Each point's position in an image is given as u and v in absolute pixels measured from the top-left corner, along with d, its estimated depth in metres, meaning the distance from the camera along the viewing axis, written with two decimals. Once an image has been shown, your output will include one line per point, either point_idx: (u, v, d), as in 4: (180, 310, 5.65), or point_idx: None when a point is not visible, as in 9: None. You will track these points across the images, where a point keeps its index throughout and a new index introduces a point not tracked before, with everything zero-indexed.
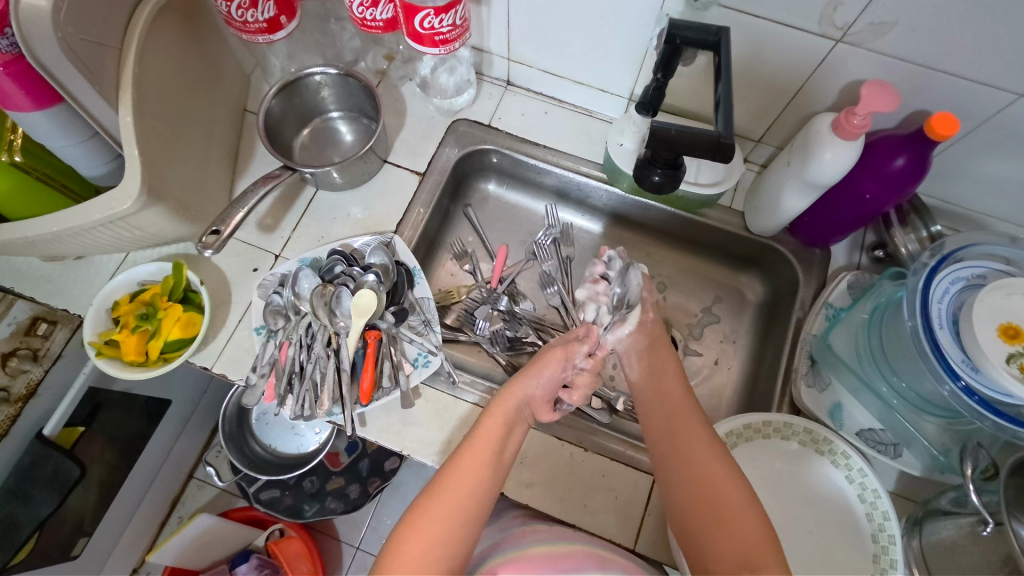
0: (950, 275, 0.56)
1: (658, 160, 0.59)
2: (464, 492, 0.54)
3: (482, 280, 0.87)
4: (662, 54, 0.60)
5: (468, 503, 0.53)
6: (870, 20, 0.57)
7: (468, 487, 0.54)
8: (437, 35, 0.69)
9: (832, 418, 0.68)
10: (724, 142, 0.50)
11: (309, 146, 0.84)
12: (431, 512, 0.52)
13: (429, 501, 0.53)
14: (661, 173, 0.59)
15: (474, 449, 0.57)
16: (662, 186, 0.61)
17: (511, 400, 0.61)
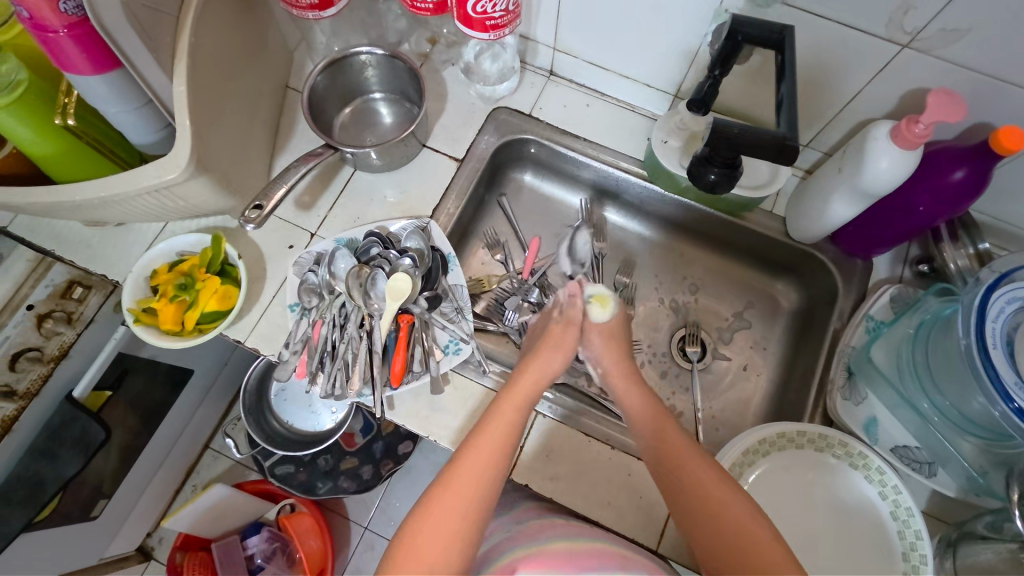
0: (1006, 294, 0.54)
1: (716, 159, 0.58)
2: (479, 478, 0.51)
3: (513, 271, 0.87)
4: (721, 50, 0.59)
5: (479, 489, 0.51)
6: (942, 26, 0.55)
7: (479, 471, 0.52)
8: (489, 20, 0.69)
9: (866, 431, 0.67)
10: (789, 144, 0.49)
11: (348, 127, 0.84)
12: (445, 499, 0.50)
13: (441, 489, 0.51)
14: (718, 172, 0.58)
15: (486, 433, 0.55)
16: (717, 186, 0.60)
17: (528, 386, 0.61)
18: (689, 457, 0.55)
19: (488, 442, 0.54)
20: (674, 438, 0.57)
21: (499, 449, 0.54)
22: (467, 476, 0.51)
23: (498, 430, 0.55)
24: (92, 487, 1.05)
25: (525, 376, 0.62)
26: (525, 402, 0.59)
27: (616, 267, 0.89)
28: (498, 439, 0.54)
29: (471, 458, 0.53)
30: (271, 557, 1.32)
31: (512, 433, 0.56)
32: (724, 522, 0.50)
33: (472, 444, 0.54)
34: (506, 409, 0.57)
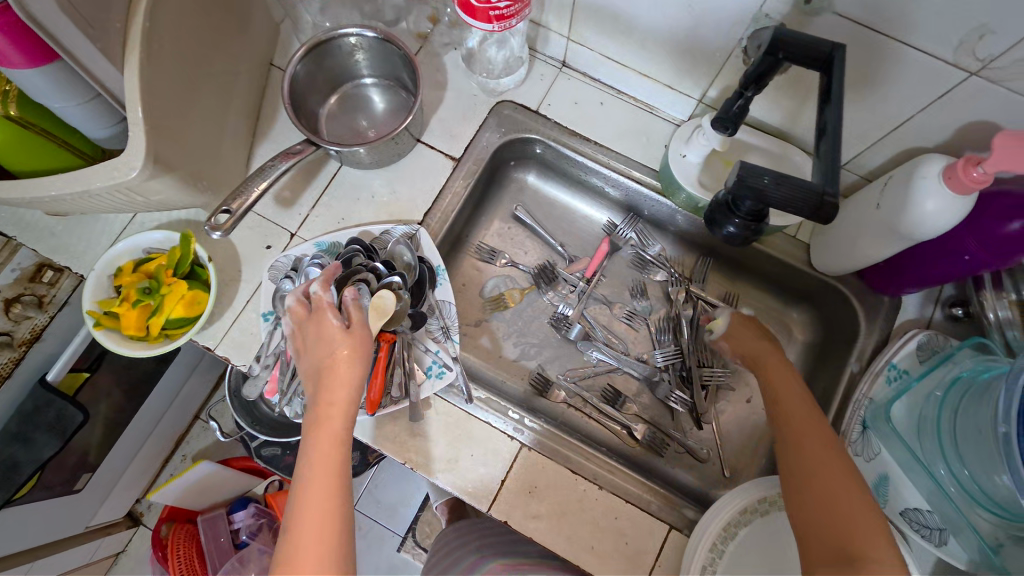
0: None
1: (739, 210, 0.53)
2: (330, 519, 0.50)
3: (576, 275, 0.81)
4: (757, 67, 0.51)
5: (338, 518, 0.50)
6: (1021, 55, 0.47)
7: (330, 503, 0.51)
8: (493, 10, 0.60)
9: (876, 491, 0.62)
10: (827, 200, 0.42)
11: (337, 116, 0.76)
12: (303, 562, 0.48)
13: (295, 541, 0.49)
14: (739, 225, 0.53)
15: (316, 466, 0.52)
16: (738, 238, 0.55)
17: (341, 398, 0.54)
18: (822, 446, 0.55)
19: (320, 485, 0.51)
20: (823, 431, 0.56)
21: (334, 474, 0.52)
22: (314, 534, 0.49)
23: (328, 457, 0.52)
24: (74, 462, 1.01)
25: (330, 391, 0.54)
26: (343, 423, 0.54)
27: (622, 282, 0.83)
28: (328, 467, 0.52)
29: (307, 504, 0.50)
30: (257, 533, 1.31)
31: (339, 456, 0.53)
32: (843, 519, 0.49)
33: (307, 485, 0.51)
34: (327, 433, 0.53)
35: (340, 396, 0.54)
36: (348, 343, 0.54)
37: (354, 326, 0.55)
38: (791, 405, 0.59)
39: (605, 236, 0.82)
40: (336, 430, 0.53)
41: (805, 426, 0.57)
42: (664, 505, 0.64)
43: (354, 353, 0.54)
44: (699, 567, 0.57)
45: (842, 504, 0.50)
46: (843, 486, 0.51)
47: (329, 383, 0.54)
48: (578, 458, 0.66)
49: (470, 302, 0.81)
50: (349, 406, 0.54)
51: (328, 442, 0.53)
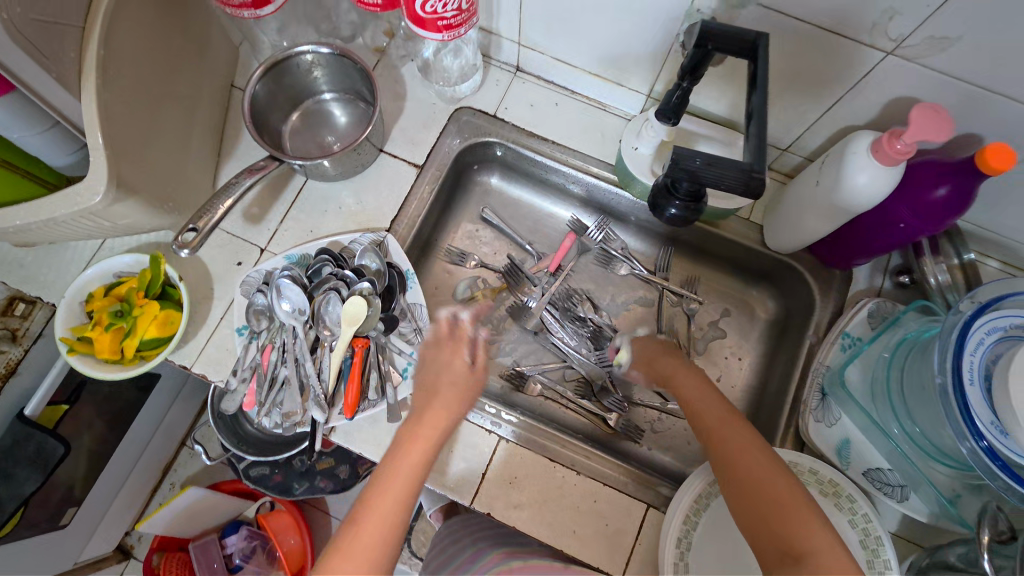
0: (986, 325, 0.52)
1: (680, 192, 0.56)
2: (385, 524, 0.54)
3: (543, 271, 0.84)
4: (690, 59, 0.54)
5: (393, 522, 0.54)
6: (929, 33, 0.50)
7: (395, 507, 0.55)
8: (441, 21, 0.63)
9: (838, 454, 0.65)
10: (755, 177, 0.45)
11: (300, 131, 0.78)
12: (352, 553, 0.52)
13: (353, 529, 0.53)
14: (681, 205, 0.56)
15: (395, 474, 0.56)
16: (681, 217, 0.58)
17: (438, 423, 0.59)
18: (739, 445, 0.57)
19: (392, 491, 0.55)
20: (739, 430, 0.58)
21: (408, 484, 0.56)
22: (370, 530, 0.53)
23: (407, 469, 0.56)
24: (59, 497, 1.00)
25: (432, 414, 0.60)
26: (430, 446, 0.58)
27: (589, 276, 0.85)
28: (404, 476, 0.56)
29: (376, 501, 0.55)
30: (250, 557, 1.31)
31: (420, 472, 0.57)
32: (781, 517, 0.51)
33: (381, 484, 0.55)
34: (417, 447, 0.58)
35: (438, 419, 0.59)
36: (465, 383, 0.62)
37: (475, 373, 0.64)
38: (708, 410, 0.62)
39: (571, 233, 0.84)
40: (423, 449, 0.58)
41: (719, 429, 0.59)
42: (641, 485, 0.67)
43: (464, 393, 0.62)
44: (673, 538, 0.59)
45: (771, 495, 0.53)
46: (772, 481, 0.54)
47: (439, 408, 0.60)
48: (555, 446, 0.68)
49: (443, 304, 0.83)
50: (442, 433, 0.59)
51: (416, 457, 0.57)
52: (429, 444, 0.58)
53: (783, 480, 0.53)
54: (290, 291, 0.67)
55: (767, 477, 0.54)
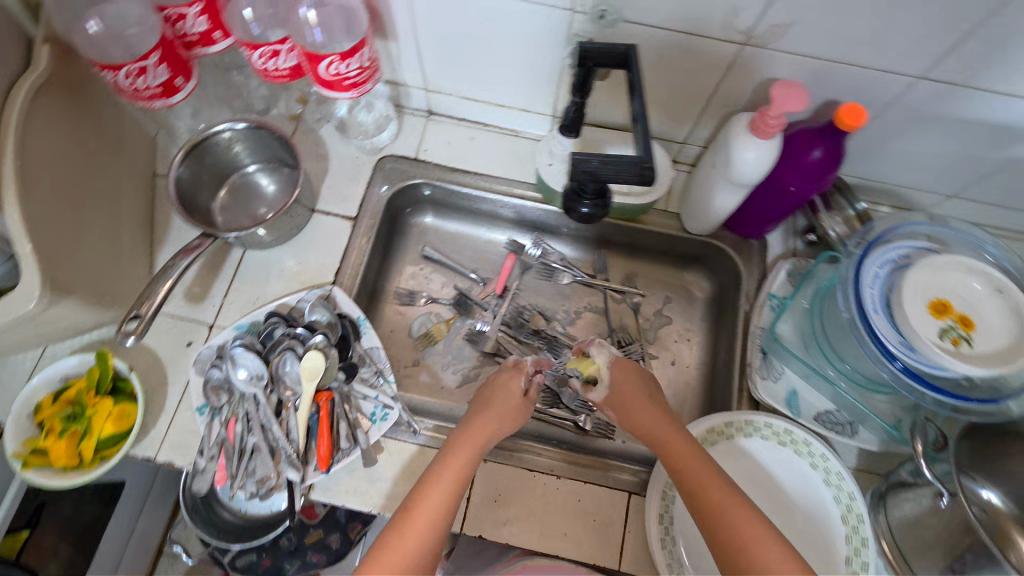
0: (878, 261, 0.60)
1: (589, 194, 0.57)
2: (441, 505, 0.56)
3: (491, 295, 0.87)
4: (577, 78, 0.61)
5: (448, 508, 0.56)
6: (770, 22, 0.59)
7: (450, 490, 0.57)
8: (346, 80, 0.67)
9: (789, 406, 0.70)
10: (646, 168, 0.50)
11: (230, 206, 0.79)
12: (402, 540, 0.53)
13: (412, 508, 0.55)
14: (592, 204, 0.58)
15: (455, 459, 0.59)
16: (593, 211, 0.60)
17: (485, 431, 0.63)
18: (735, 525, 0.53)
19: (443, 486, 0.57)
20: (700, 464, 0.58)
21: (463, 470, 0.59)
22: (429, 507, 0.55)
23: (463, 457, 0.59)
24: None
25: (483, 422, 0.64)
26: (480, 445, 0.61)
27: (536, 291, 0.89)
28: (461, 462, 0.59)
29: (434, 485, 0.57)
30: None
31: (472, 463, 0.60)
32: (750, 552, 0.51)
33: (440, 467, 0.58)
34: (470, 440, 0.61)
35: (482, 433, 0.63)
36: (518, 405, 0.67)
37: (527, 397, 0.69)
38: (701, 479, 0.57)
39: (510, 254, 0.89)
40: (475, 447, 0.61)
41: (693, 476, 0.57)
42: (619, 476, 0.69)
43: (514, 411, 0.67)
44: (655, 515, 0.64)
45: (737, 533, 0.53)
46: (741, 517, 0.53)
47: (489, 421, 0.64)
48: (533, 456, 0.70)
49: (401, 345, 0.85)
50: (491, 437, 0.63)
51: (468, 449, 0.60)
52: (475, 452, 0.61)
53: (764, 526, 0.53)
54: (245, 359, 0.67)
55: (750, 525, 0.53)
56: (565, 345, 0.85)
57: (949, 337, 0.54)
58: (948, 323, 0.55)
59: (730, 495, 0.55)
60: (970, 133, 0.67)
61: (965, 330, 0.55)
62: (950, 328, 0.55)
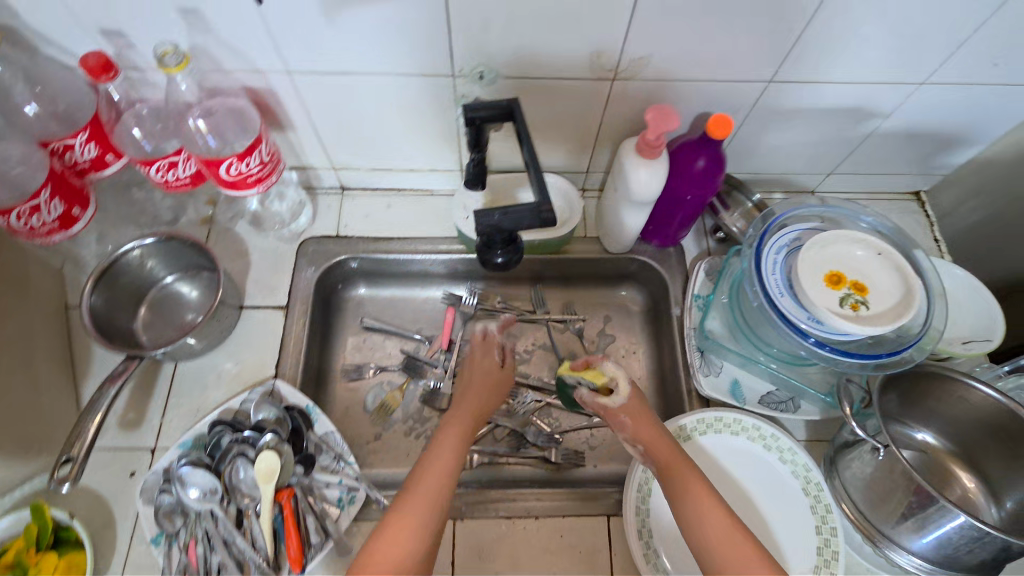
0: (774, 248, 0.65)
1: (494, 243, 0.57)
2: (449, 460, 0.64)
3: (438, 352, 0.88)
4: (470, 136, 0.65)
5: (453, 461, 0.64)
6: (630, 57, 0.65)
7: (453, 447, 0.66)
8: (250, 177, 0.68)
9: (734, 396, 0.75)
10: (544, 211, 0.53)
11: (154, 322, 0.77)
12: (418, 493, 0.60)
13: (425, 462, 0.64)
14: (503, 253, 0.58)
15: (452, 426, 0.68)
16: (507, 262, 0.59)
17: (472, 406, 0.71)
18: (746, 554, 0.56)
19: (437, 468, 0.63)
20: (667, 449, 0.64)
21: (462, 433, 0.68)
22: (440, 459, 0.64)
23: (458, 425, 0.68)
24: None
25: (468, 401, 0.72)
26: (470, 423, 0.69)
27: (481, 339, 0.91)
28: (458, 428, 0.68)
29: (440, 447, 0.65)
30: None
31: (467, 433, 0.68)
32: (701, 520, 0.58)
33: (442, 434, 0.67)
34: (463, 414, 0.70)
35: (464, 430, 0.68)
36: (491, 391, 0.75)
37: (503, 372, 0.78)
38: (708, 505, 0.59)
39: (448, 307, 0.90)
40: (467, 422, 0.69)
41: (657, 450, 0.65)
42: (596, 502, 0.70)
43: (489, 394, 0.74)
44: (635, 532, 0.66)
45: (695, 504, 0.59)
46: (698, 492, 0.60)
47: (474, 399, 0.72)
48: (510, 502, 0.70)
49: (358, 423, 0.83)
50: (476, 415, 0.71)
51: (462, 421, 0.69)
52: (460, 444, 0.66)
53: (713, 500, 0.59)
54: (194, 476, 0.65)
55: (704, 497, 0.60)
56: (520, 385, 0.87)
57: (849, 303, 0.60)
58: (845, 291, 0.61)
59: (717, 502, 0.59)
60: (825, 119, 0.76)
61: (860, 295, 0.61)
62: (847, 295, 0.60)
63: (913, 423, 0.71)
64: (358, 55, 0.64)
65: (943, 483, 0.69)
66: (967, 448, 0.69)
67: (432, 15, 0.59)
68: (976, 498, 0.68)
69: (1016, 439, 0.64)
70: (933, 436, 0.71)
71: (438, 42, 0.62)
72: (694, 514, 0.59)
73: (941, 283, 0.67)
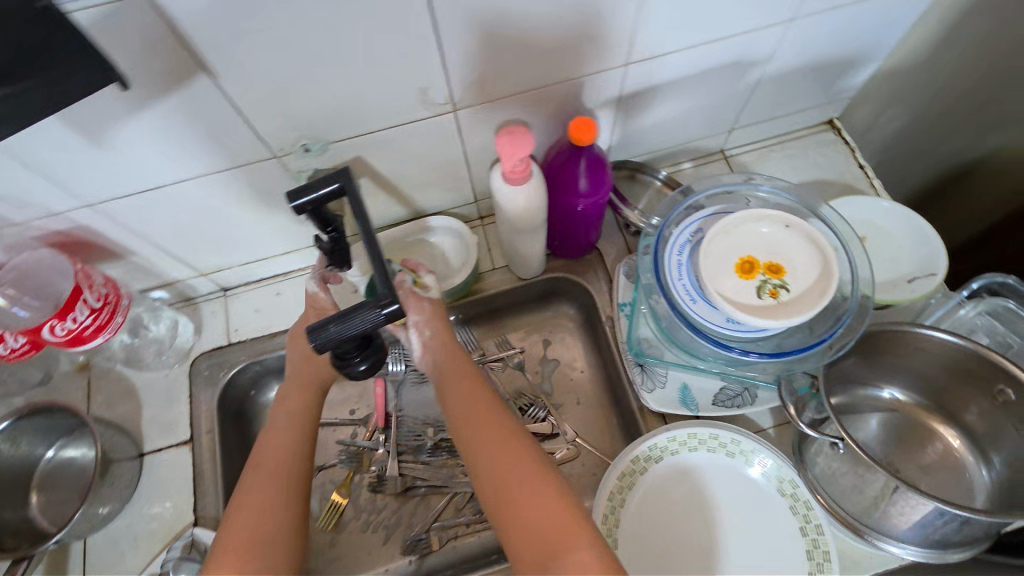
0: (675, 249, 0.59)
1: (353, 350, 0.49)
2: (272, 485, 0.57)
3: (375, 433, 0.81)
4: (312, 218, 0.56)
5: (284, 477, 0.58)
6: (461, 85, 0.57)
7: (278, 464, 0.59)
8: (87, 329, 0.61)
9: (685, 403, 0.68)
10: (386, 306, 0.45)
11: (48, 500, 0.70)
12: (236, 529, 0.54)
13: (245, 490, 0.57)
14: (365, 360, 0.50)
15: (269, 441, 0.61)
16: (369, 370, 0.52)
17: (297, 406, 0.64)
18: (563, 536, 0.50)
19: (260, 482, 0.57)
20: (495, 419, 0.58)
21: (284, 445, 0.60)
22: (259, 484, 0.57)
23: (276, 439, 0.61)
24: None
25: (284, 407, 0.64)
26: (288, 431, 0.62)
27: (417, 404, 0.84)
28: (276, 438, 0.61)
29: (257, 472, 0.58)
30: None
31: (292, 447, 0.60)
32: (515, 497, 0.52)
33: (258, 451, 0.60)
34: (281, 425, 0.62)
35: (279, 457, 0.59)
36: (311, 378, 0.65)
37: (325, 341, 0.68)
38: (530, 479, 0.53)
39: (376, 378, 0.83)
40: (286, 436, 0.61)
41: (476, 424, 0.58)
42: None
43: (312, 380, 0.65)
44: None
45: (514, 481, 0.53)
46: (519, 469, 0.54)
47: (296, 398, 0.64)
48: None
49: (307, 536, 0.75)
50: (298, 419, 0.63)
51: (278, 433, 0.61)
52: (278, 468, 0.58)
53: (541, 475, 0.54)
54: None
55: (528, 473, 0.54)
56: None
57: (768, 292, 0.54)
58: (762, 278, 0.54)
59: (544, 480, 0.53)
60: (702, 83, 0.69)
61: (778, 279, 0.54)
62: (765, 282, 0.54)
63: (877, 384, 0.66)
64: (158, 162, 0.56)
65: (923, 442, 0.63)
66: (938, 398, 0.63)
67: (217, 102, 0.52)
68: (963, 456, 0.62)
69: (984, 383, 0.58)
70: (900, 392, 0.65)
71: (239, 126, 0.55)
72: (505, 491, 0.53)
73: (851, 229, 0.65)
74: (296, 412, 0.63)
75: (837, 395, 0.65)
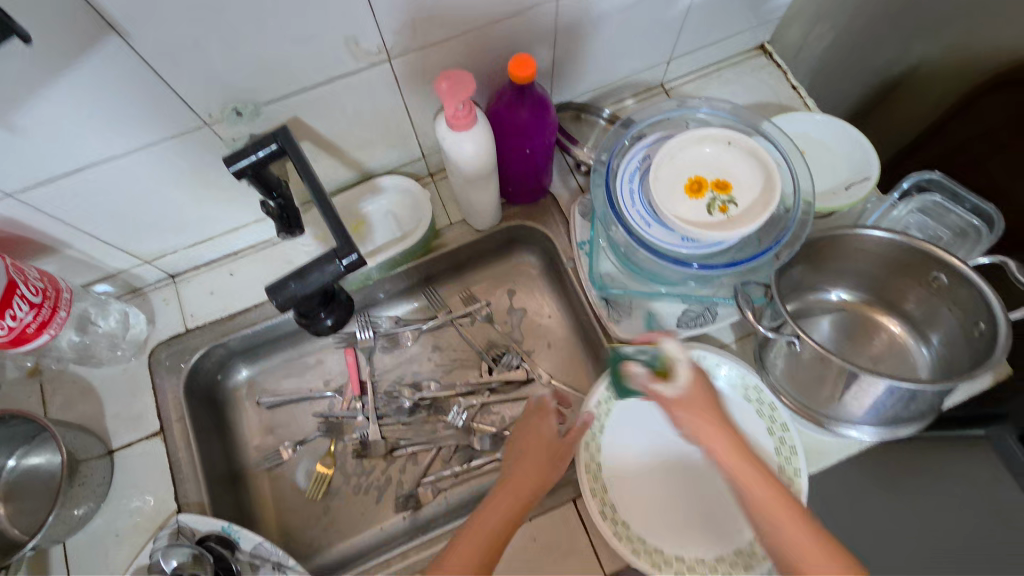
0: (626, 178, 0.60)
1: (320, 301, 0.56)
2: (490, 525, 0.56)
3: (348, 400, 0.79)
4: (254, 183, 0.54)
5: (509, 514, 0.57)
6: (392, 32, 0.56)
7: (496, 511, 0.57)
8: (29, 326, 0.58)
9: (651, 328, 0.71)
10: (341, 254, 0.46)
11: (16, 511, 0.67)
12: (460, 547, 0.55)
13: (466, 535, 0.56)
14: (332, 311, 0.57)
15: (504, 489, 0.59)
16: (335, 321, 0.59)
17: (530, 481, 0.60)
18: None
19: (480, 522, 0.56)
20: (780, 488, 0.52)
21: (514, 493, 0.59)
22: (482, 520, 0.57)
23: (507, 494, 0.58)
24: None
25: (524, 467, 0.60)
26: (520, 495, 0.58)
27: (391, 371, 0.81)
28: (514, 495, 0.58)
29: (482, 514, 0.57)
30: None
31: (520, 493, 0.59)
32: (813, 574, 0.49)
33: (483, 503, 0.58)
34: (517, 483, 0.59)
35: (500, 502, 0.58)
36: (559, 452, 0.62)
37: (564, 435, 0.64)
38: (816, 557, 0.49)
39: (347, 349, 0.81)
40: (519, 493, 0.59)
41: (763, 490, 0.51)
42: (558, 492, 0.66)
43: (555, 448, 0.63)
44: (599, 514, 0.61)
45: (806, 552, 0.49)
46: (801, 533, 0.50)
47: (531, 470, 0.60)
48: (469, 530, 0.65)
49: (298, 508, 0.75)
50: (535, 479, 0.60)
51: (511, 496, 0.58)
52: (508, 503, 0.58)
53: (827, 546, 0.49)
54: None
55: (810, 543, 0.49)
56: (450, 397, 0.79)
57: (718, 207, 0.56)
58: (710, 195, 0.56)
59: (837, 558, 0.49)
60: (634, 14, 0.69)
61: (725, 194, 0.56)
62: (714, 199, 0.56)
63: (825, 287, 0.70)
64: (79, 139, 0.53)
65: (871, 335, 0.68)
66: (881, 292, 0.67)
67: (132, 67, 0.49)
68: (905, 341, 0.67)
69: (921, 273, 0.62)
70: (846, 292, 0.70)
71: (162, 92, 0.52)
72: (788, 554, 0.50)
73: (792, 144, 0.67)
74: (535, 476, 0.60)
75: (791, 302, 0.69)
